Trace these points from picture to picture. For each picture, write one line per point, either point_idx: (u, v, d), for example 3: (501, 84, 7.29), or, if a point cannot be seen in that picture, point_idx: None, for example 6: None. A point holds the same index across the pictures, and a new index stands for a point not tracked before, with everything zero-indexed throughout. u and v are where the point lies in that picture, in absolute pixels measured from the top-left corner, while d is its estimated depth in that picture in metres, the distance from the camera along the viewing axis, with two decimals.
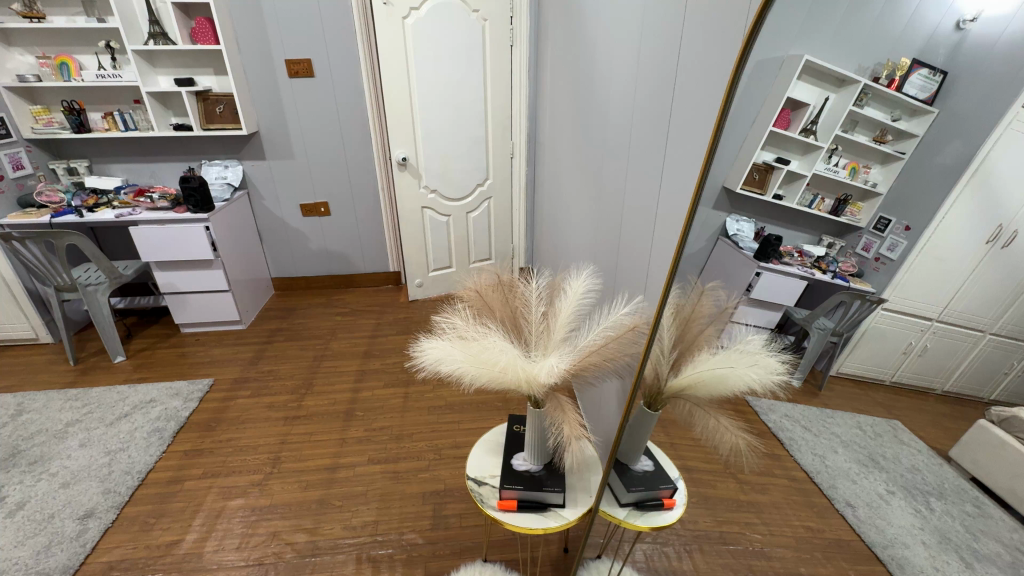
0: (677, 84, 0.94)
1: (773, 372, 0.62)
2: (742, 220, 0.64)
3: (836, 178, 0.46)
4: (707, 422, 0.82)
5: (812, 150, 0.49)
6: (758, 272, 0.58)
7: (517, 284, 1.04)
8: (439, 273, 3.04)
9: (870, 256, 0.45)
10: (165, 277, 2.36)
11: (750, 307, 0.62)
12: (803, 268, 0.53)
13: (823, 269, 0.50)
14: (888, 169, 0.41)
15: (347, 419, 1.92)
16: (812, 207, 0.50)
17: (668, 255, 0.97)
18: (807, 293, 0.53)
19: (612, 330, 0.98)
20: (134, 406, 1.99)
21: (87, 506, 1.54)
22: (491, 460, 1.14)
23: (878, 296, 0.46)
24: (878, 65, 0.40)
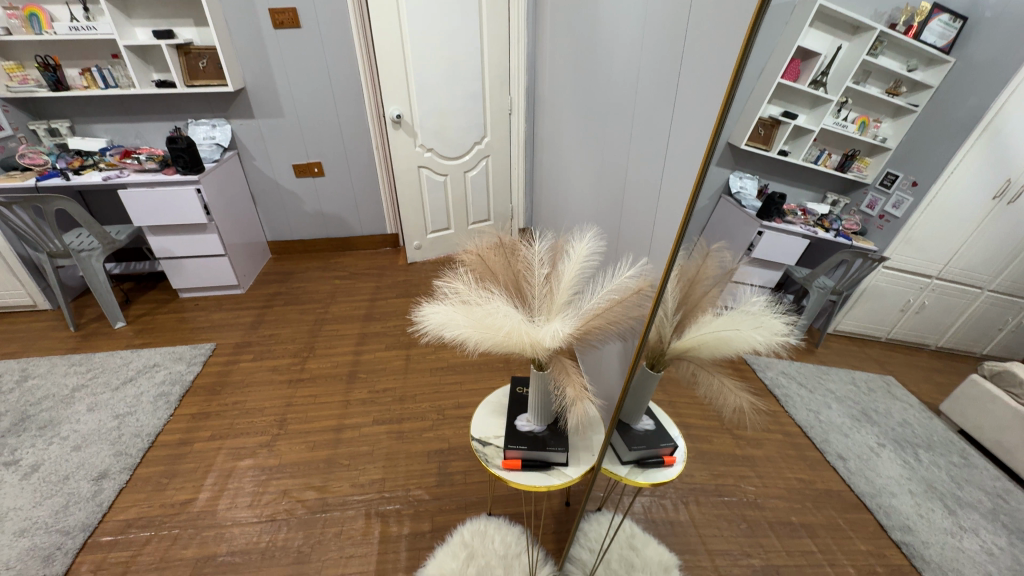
0: (688, 30, 0.88)
1: (778, 334, 0.61)
2: (746, 177, 0.61)
3: (844, 133, 0.45)
4: (710, 383, 0.84)
5: (819, 104, 0.47)
6: (761, 232, 0.55)
7: (518, 246, 1.01)
8: (437, 234, 3.00)
9: (874, 214, 0.46)
10: (159, 242, 2.32)
11: (752, 267, 0.60)
12: (806, 227, 0.52)
13: (825, 227, 0.50)
14: (898, 123, 0.41)
15: (350, 381, 1.95)
16: (818, 163, 0.48)
17: (674, 216, 0.95)
18: (807, 252, 0.52)
19: (616, 293, 0.95)
20: (139, 371, 2.00)
21: (100, 467, 1.58)
22: (494, 421, 1.16)
23: (880, 254, 0.47)
24: (894, 10, 0.37)
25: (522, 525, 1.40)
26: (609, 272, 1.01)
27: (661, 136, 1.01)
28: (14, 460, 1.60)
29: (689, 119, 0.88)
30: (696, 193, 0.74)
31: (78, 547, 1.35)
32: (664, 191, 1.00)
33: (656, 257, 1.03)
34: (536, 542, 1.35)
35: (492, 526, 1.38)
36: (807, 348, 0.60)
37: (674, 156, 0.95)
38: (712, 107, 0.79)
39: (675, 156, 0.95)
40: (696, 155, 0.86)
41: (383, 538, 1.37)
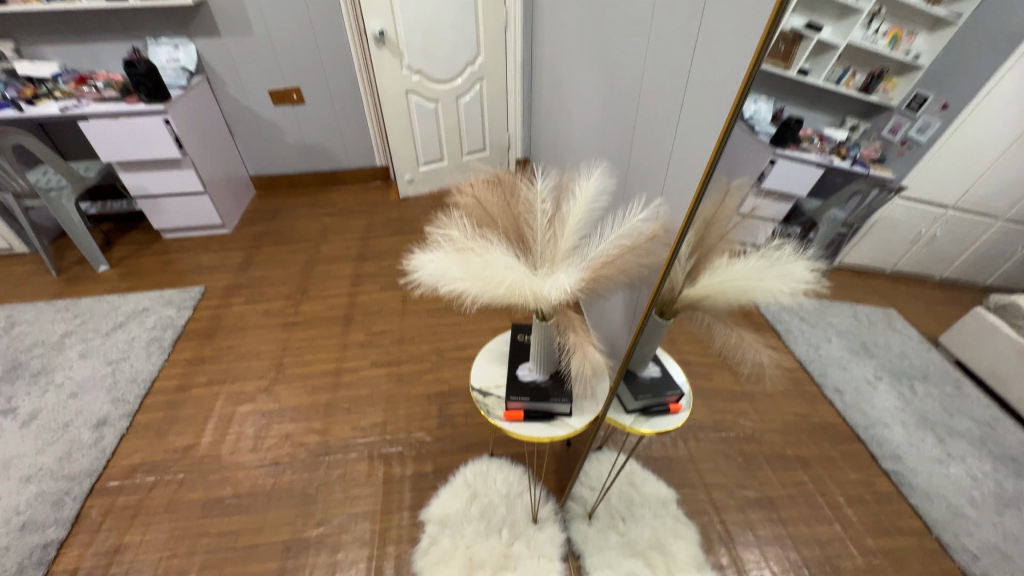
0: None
1: (800, 281, 0.62)
2: (761, 100, 0.52)
3: (872, 50, 0.40)
4: (728, 338, 0.84)
5: (849, 13, 0.40)
6: (774, 160, 0.53)
7: (519, 184, 0.91)
8: (430, 167, 2.83)
9: (895, 141, 0.42)
10: (132, 179, 2.17)
11: (765, 200, 0.58)
12: (822, 154, 0.48)
13: (841, 155, 0.46)
14: (936, 37, 0.37)
15: (346, 323, 1.90)
16: (840, 83, 0.43)
17: (696, 149, 0.83)
18: (822, 182, 0.50)
19: (628, 238, 0.84)
20: (128, 315, 1.95)
21: (99, 414, 1.57)
22: (494, 369, 1.12)
23: (897, 184, 0.46)
24: None
25: (524, 465, 1.41)
26: (620, 215, 0.92)
27: (684, 51, 0.86)
28: (11, 408, 1.59)
29: (723, 25, 0.72)
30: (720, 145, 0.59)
31: (86, 492, 1.37)
32: (688, 117, 0.86)
33: (681, 196, 0.89)
34: (538, 481, 1.36)
35: (495, 467, 1.40)
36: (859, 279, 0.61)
37: (701, 74, 0.80)
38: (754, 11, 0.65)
39: (702, 74, 0.80)
40: (725, 77, 0.73)
41: (388, 479, 1.39)
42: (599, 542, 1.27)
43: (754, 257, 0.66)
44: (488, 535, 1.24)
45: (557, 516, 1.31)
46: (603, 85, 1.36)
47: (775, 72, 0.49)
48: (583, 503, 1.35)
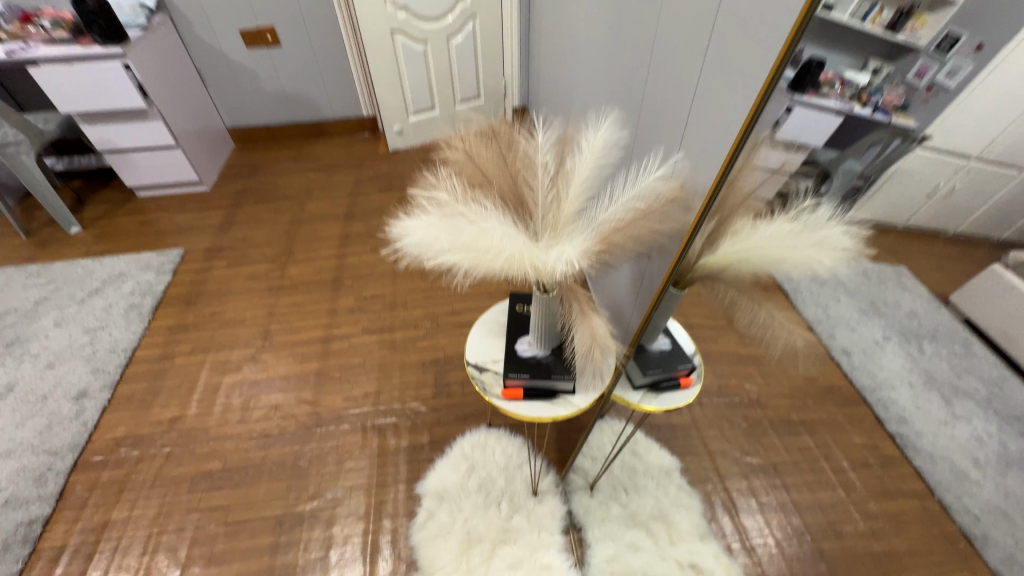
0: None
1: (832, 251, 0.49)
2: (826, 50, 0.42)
3: None
4: (755, 315, 0.71)
5: None
6: (790, 108, 0.47)
7: (517, 138, 0.79)
8: (420, 116, 2.63)
9: (921, 86, 0.33)
10: (96, 132, 1.99)
11: (784, 152, 0.50)
12: (841, 100, 0.40)
13: (862, 101, 0.38)
14: None
15: (335, 287, 1.79)
16: (869, 19, 0.35)
17: (726, 93, 0.70)
18: (841, 131, 0.41)
19: (642, 202, 0.73)
20: (104, 281, 1.84)
21: (79, 386, 1.50)
22: (492, 343, 1.03)
23: (924, 134, 0.36)
24: None
25: (523, 436, 1.36)
26: (633, 173, 0.80)
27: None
28: None
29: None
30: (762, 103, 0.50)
31: (69, 468, 1.32)
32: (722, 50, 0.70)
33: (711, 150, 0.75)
34: (537, 452, 1.32)
35: (493, 439, 1.34)
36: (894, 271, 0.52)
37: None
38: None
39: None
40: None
41: (382, 451, 1.34)
42: (601, 513, 1.23)
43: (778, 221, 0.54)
44: (486, 508, 1.21)
45: (558, 488, 1.27)
46: (612, 18, 1.19)
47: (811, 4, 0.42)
48: (585, 474, 1.31)
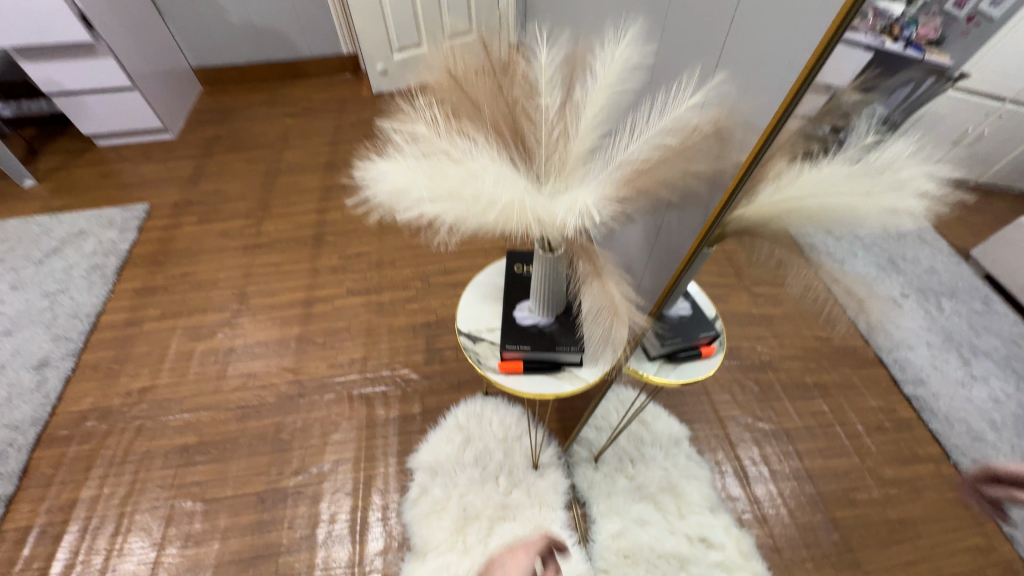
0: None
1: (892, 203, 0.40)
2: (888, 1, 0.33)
3: None
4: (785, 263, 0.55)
5: None
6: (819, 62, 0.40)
7: (514, 59, 0.63)
8: (407, 54, 2.38)
9: (958, 18, 0.28)
10: (39, 72, 1.77)
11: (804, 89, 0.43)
12: (871, 35, 0.35)
13: (896, 35, 0.33)
14: None
15: (316, 245, 1.64)
16: None
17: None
18: (876, 68, 0.35)
19: (675, 136, 0.57)
20: (63, 239, 1.69)
21: (39, 354, 1.38)
22: (487, 309, 0.90)
23: (961, 73, 0.30)
24: None
25: (522, 404, 1.26)
26: (660, 97, 0.64)
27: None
28: None
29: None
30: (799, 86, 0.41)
31: (32, 443, 1.22)
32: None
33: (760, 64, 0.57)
34: (538, 422, 1.23)
35: (490, 408, 1.24)
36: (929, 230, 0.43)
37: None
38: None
39: None
40: None
41: (370, 422, 1.24)
42: (606, 487, 1.16)
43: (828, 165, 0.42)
44: (484, 483, 1.13)
45: (560, 460, 1.20)
46: None
47: None
48: (590, 445, 1.22)
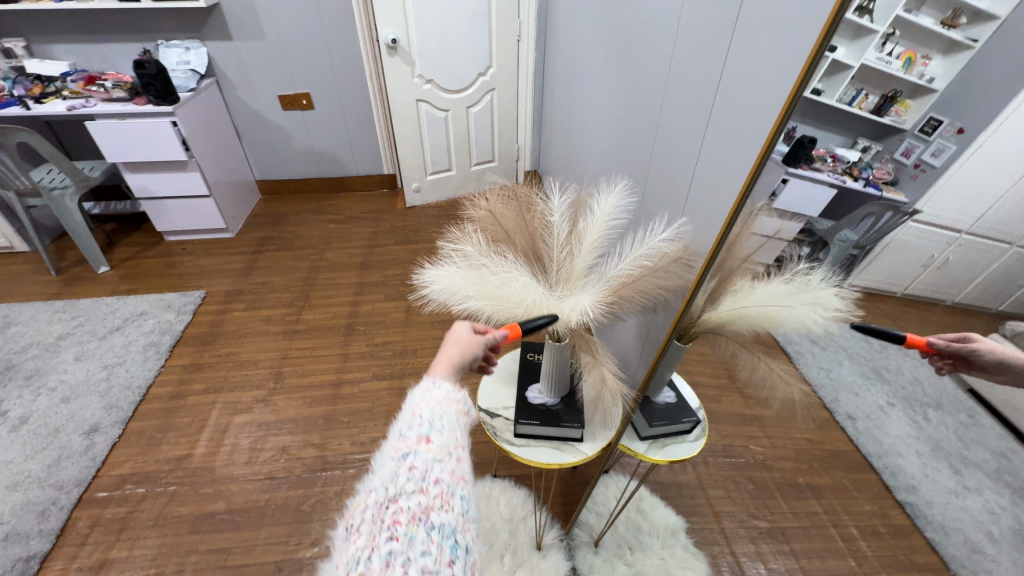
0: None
1: (824, 309, 0.53)
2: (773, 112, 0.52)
3: (886, 72, 0.39)
4: (754, 365, 0.72)
5: (864, 33, 0.42)
6: (786, 179, 0.52)
7: (535, 200, 0.86)
8: (438, 177, 2.69)
9: (909, 162, 0.39)
10: (136, 181, 2.12)
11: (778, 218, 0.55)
12: (833, 174, 0.46)
13: (854, 175, 0.43)
14: (951, 61, 0.35)
15: (348, 334, 1.85)
16: (854, 105, 0.43)
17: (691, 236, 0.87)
18: (833, 203, 0.46)
19: (649, 261, 0.79)
20: (126, 318, 1.92)
21: (91, 420, 1.53)
22: (502, 390, 1.07)
23: (912, 207, 0.40)
24: None
25: (529, 488, 1.37)
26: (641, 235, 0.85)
27: (718, 47, 0.76)
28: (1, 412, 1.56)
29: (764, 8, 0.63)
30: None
31: (73, 503, 1.32)
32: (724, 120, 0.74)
33: (714, 204, 0.78)
34: (542, 504, 1.33)
35: (497, 489, 1.37)
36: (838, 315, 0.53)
37: (739, 68, 0.70)
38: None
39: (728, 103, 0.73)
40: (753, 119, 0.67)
41: None
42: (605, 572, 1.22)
43: (782, 285, 0.58)
44: (490, 560, 1.21)
45: (562, 542, 1.27)
46: (616, 94, 1.29)
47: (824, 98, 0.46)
48: (589, 529, 1.30)
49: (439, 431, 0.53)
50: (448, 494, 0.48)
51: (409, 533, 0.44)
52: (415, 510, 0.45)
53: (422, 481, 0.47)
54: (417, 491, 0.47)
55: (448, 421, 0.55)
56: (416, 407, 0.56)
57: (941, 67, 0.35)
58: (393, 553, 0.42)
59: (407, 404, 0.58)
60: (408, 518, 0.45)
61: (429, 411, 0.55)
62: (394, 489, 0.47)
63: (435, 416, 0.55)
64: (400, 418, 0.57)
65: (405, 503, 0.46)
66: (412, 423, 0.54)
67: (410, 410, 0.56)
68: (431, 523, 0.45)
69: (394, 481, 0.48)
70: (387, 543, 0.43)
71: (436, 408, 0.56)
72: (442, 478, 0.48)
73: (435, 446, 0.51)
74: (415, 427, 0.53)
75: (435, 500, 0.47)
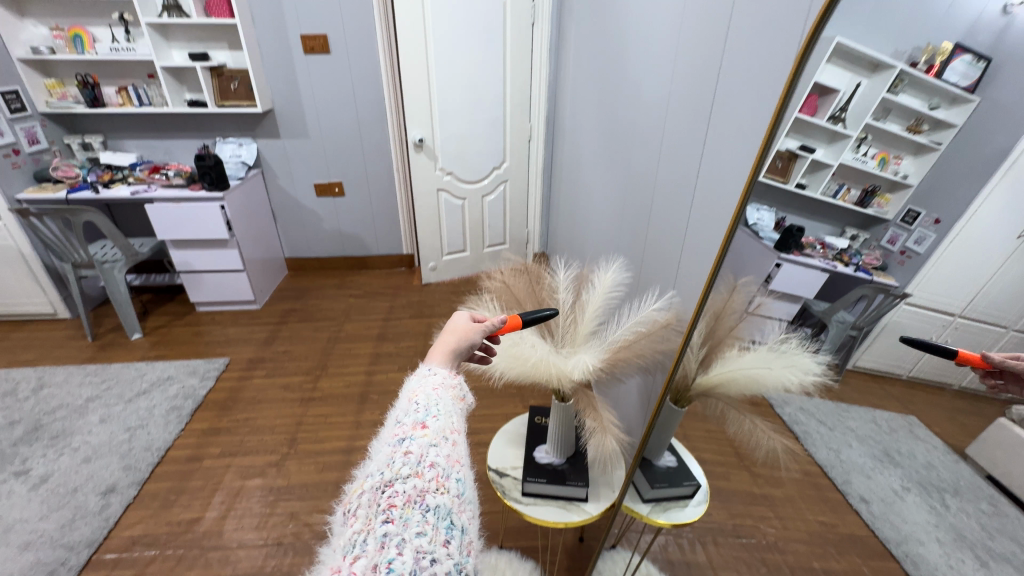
0: (730, 27, 0.83)
1: (807, 373, 0.53)
2: (762, 209, 0.57)
3: (863, 169, 0.41)
4: (741, 423, 0.74)
5: (838, 138, 0.45)
6: (780, 263, 0.54)
7: (542, 273, 1.00)
8: (454, 257, 2.89)
9: (895, 249, 0.40)
10: (180, 256, 2.33)
11: (774, 301, 0.57)
12: (825, 259, 0.47)
13: (845, 261, 0.44)
14: (920, 161, 0.37)
15: (361, 402, 1.92)
16: (836, 198, 0.44)
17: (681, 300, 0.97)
18: (828, 285, 0.47)
19: (644, 326, 0.90)
20: (152, 383, 2.01)
21: (109, 481, 1.57)
22: (511, 451, 1.13)
23: (903, 291, 0.41)
24: (916, 48, 0.36)
25: (534, 561, 1.36)
26: (635, 304, 0.98)
27: (693, 154, 0.95)
28: (24, 470, 1.60)
29: (727, 129, 0.83)
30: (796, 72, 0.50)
31: (82, 564, 1.32)
32: (703, 213, 0.90)
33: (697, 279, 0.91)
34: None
35: (503, 561, 1.31)
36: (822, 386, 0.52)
37: (712, 173, 0.87)
38: (754, 119, 0.75)
39: (705, 198, 0.90)
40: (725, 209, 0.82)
41: None
42: None
43: (764, 349, 0.60)
44: None
45: None
46: (613, 188, 1.49)
47: (775, 186, 0.53)
48: None
49: (434, 418, 0.56)
50: (443, 477, 0.49)
51: (404, 516, 0.45)
52: (411, 492, 0.47)
53: (417, 465, 0.49)
54: (412, 475, 0.48)
55: (442, 409, 0.58)
56: (414, 399, 0.59)
57: (913, 165, 0.37)
58: (389, 534, 0.43)
59: (405, 395, 0.62)
60: (404, 501, 0.46)
61: (425, 402, 0.58)
62: (391, 474, 0.48)
63: (431, 405, 0.58)
64: (398, 406, 0.60)
65: (401, 487, 0.47)
66: (409, 412, 0.57)
67: (407, 400, 0.60)
68: (427, 504, 0.46)
69: (390, 467, 0.49)
70: (382, 524, 0.44)
71: (432, 400, 0.59)
72: (437, 462, 0.50)
73: (430, 433, 0.54)
74: (412, 418, 0.56)
75: (430, 483, 0.48)
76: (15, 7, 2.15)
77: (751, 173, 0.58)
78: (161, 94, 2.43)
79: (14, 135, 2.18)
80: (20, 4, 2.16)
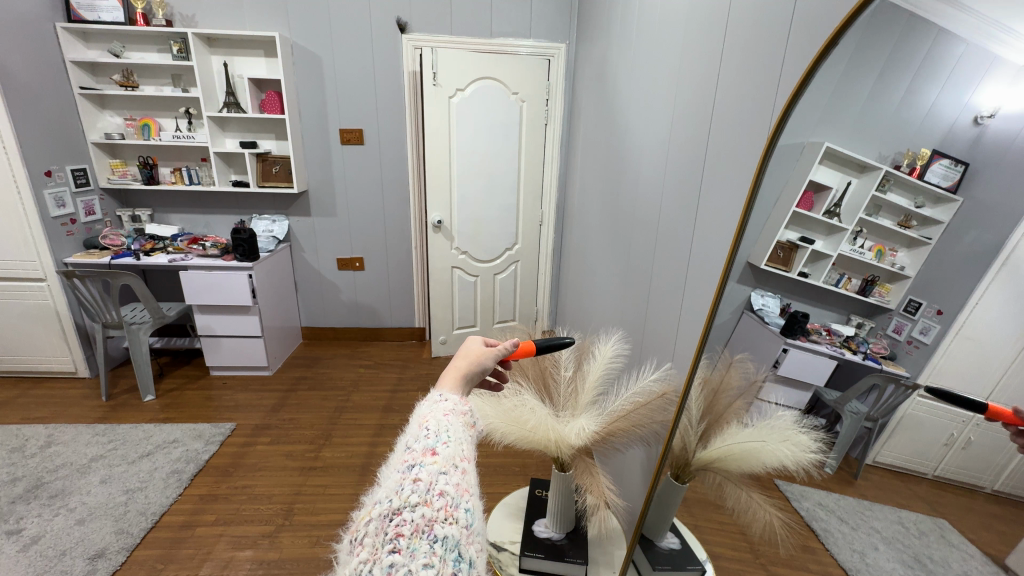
0: (711, 135, 0.96)
1: (806, 452, 0.55)
2: (767, 295, 0.63)
3: (863, 260, 0.47)
4: (740, 499, 0.71)
5: (836, 231, 0.51)
6: (786, 349, 0.58)
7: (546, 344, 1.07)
8: (463, 331, 2.96)
9: (902, 339, 0.43)
10: (204, 320, 2.44)
11: (777, 383, 0.60)
12: (832, 346, 0.52)
13: (853, 348, 0.49)
14: (915, 254, 0.42)
15: (362, 473, 1.90)
16: (839, 285, 0.50)
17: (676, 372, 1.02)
18: (837, 373, 0.50)
19: (640, 397, 0.94)
20: (157, 446, 2.02)
21: (99, 545, 1.53)
22: (510, 525, 1.11)
23: (913, 381, 0.42)
24: (898, 154, 0.44)
25: None
26: (634, 375, 1.03)
27: (684, 240, 1.05)
28: (17, 530, 1.58)
29: (712, 218, 0.93)
30: (765, 161, 0.65)
31: None
32: (694, 292, 0.98)
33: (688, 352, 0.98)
34: None
35: None
36: (844, 476, 0.51)
37: (699, 256, 0.97)
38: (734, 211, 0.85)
39: (696, 278, 0.98)
40: (711, 288, 0.90)
41: None
42: None
43: (760, 426, 0.63)
44: None
45: None
46: (615, 269, 1.59)
47: (777, 273, 0.61)
48: None
49: (445, 445, 0.60)
50: (451, 507, 0.53)
51: (412, 545, 0.48)
52: (419, 521, 0.50)
53: (426, 493, 0.53)
54: (421, 504, 0.51)
55: (453, 435, 0.62)
56: (426, 423, 0.64)
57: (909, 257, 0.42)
58: (395, 565, 0.46)
59: (417, 419, 0.66)
60: (412, 530, 0.49)
61: (436, 427, 0.63)
62: (399, 501, 0.51)
63: (442, 430, 0.63)
64: (409, 429, 0.64)
65: (409, 515, 0.50)
66: (420, 438, 0.61)
67: (418, 425, 0.64)
68: (434, 535, 0.49)
69: (399, 493, 0.52)
70: (390, 553, 0.47)
71: (442, 425, 0.63)
72: (446, 491, 0.54)
73: (439, 460, 0.58)
74: (422, 442, 0.60)
75: (439, 512, 0.52)
76: (100, 101, 2.50)
77: (732, 257, 0.71)
78: (210, 175, 2.70)
79: (74, 206, 2.41)
80: (104, 99, 2.51)
